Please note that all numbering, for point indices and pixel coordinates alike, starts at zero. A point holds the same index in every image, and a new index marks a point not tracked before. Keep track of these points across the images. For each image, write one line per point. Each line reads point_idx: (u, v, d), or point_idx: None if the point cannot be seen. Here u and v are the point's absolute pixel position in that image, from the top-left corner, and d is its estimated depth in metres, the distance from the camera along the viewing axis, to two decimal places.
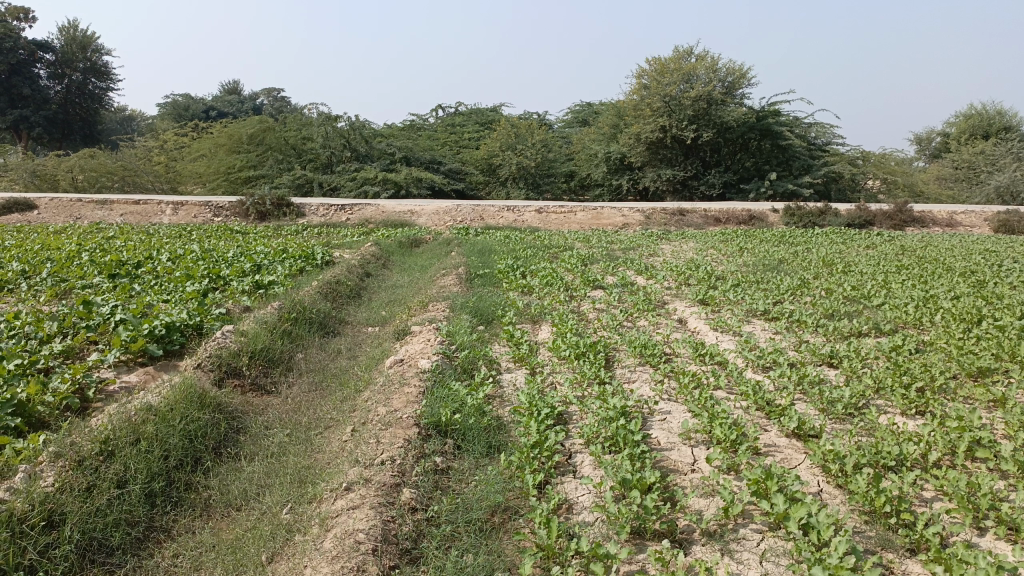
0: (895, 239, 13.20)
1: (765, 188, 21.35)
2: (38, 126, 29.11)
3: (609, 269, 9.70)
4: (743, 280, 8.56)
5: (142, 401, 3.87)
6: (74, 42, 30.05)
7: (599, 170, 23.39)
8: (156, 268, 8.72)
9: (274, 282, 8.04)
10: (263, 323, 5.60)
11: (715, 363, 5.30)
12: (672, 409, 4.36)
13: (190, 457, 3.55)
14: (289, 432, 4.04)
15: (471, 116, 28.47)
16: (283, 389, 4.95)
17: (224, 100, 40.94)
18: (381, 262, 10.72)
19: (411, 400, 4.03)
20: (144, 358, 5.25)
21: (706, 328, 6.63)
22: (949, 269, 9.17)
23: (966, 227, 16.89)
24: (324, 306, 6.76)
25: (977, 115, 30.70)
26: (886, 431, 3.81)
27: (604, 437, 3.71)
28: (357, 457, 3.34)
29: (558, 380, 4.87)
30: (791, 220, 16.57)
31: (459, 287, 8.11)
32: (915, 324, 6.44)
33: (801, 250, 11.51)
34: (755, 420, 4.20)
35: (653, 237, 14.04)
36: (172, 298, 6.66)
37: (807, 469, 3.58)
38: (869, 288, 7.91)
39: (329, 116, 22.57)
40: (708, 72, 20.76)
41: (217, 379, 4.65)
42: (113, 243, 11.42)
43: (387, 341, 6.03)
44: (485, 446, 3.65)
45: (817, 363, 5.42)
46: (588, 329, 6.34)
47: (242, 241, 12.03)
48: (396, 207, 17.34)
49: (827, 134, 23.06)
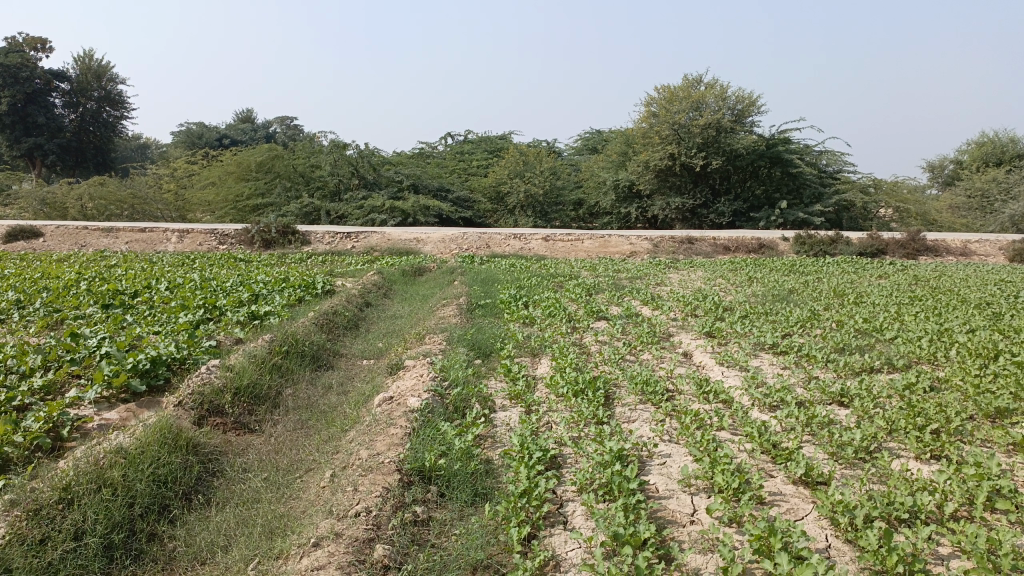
0: (908, 268, 12.95)
1: (776, 216, 21.09)
2: (51, 153, 29.39)
3: (614, 299, 9.51)
4: (750, 310, 8.34)
5: (113, 442, 3.68)
6: (89, 72, 30.33)
7: (607, 198, 23.24)
8: (152, 298, 8.59)
9: (271, 313, 7.88)
10: (252, 357, 5.42)
11: (720, 402, 5.04)
12: (672, 452, 4.12)
13: (158, 505, 3.37)
14: (267, 475, 3.85)
15: (480, 143, 28.48)
16: (267, 426, 4.75)
17: (237, 128, 41.17)
18: (382, 291, 10.58)
19: (395, 443, 3.82)
20: (126, 394, 5.09)
21: (712, 362, 6.40)
22: (965, 301, 8.91)
23: (981, 255, 16.61)
24: (318, 339, 6.57)
25: (989, 143, 30.51)
26: (899, 479, 3.57)
27: (598, 483, 3.50)
28: (332, 508, 3.14)
29: (554, 419, 4.65)
30: (802, 248, 16.32)
31: (459, 319, 7.92)
32: (929, 359, 6.19)
33: (812, 280, 11.28)
34: (760, 464, 3.96)
35: (661, 265, 13.84)
36: (163, 330, 6.49)
37: (814, 521, 3.34)
38: (881, 320, 7.67)
39: (338, 144, 22.58)
40: (717, 100, 20.68)
41: (197, 418, 4.46)
42: (114, 271, 11.34)
43: (380, 375, 5.82)
44: (470, 494, 3.45)
45: (826, 402, 5.17)
46: (589, 364, 6.11)
47: (244, 269, 11.92)
48: (403, 235, 17.27)
49: (838, 162, 22.86)
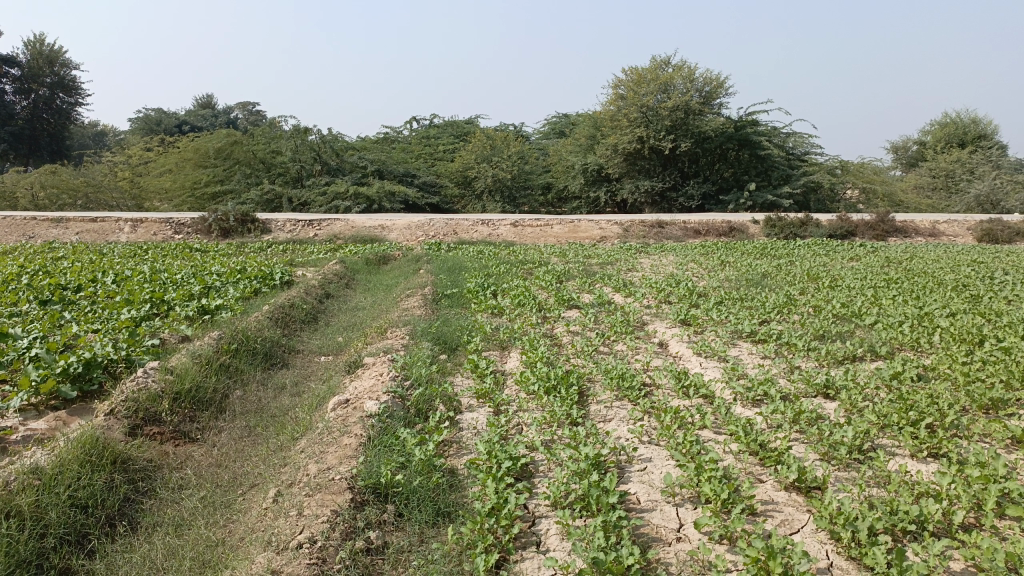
0: (878, 250, 12.81)
1: (745, 198, 20.98)
2: (2, 141, 28.29)
3: (585, 286, 9.17)
4: (726, 296, 8.05)
5: (28, 461, 3.27)
6: (40, 57, 29.18)
7: (576, 182, 22.94)
8: (96, 293, 8.05)
9: (222, 307, 7.43)
10: (196, 356, 4.99)
11: (700, 397, 4.72)
12: (653, 456, 3.80)
13: (74, 535, 2.97)
14: (205, 494, 3.47)
15: (446, 127, 27.87)
16: (210, 435, 4.34)
17: (195, 114, 39.89)
18: (343, 281, 10.14)
19: (348, 455, 3.45)
20: (57, 401, 4.65)
21: (689, 353, 6.09)
22: (940, 283, 8.71)
23: (949, 236, 16.59)
24: (271, 335, 6.13)
25: (952, 124, 30.77)
26: (899, 483, 3.29)
27: (575, 496, 3.15)
28: (270, 537, 2.80)
29: (524, 421, 4.27)
30: (773, 231, 16.16)
31: (423, 310, 7.51)
32: (912, 346, 5.95)
33: (784, 263, 11.04)
34: (748, 468, 3.64)
35: (631, 250, 13.53)
36: (102, 328, 6.01)
37: (812, 535, 3.04)
38: (859, 304, 7.45)
39: (300, 128, 21.87)
40: (685, 81, 20.38)
41: (130, 428, 4.03)
42: (59, 263, 10.73)
43: (336, 375, 5.42)
44: (432, 513, 3.09)
45: (811, 395, 4.86)
46: (560, 357, 5.75)
47: (198, 260, 11.35)
48: (367, 222, 16.78)
49: (805, 144, 22.67)
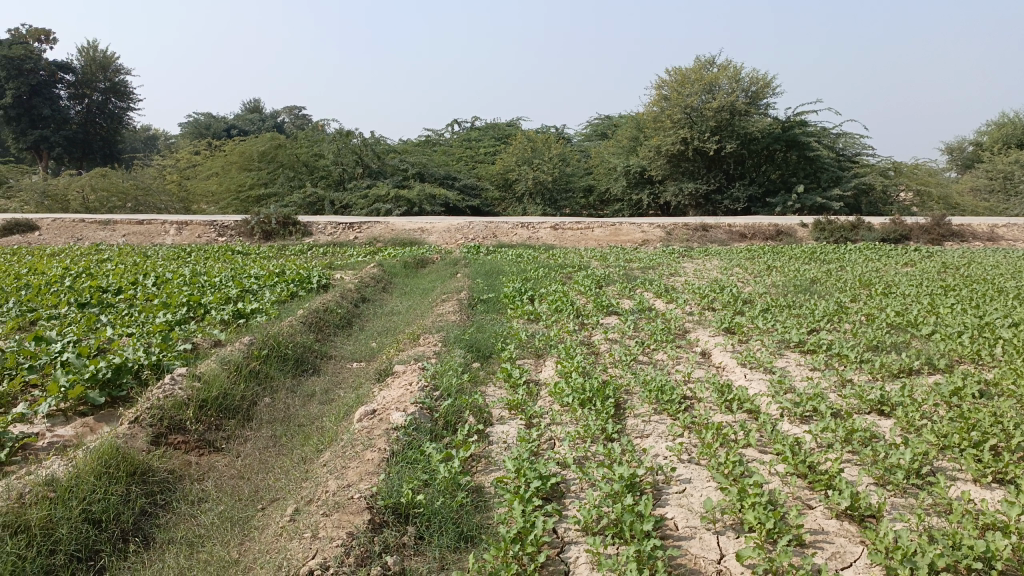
0: (934, 255, 12.27)
1: (792, 201, 20.44)
2: (58, 145, 29.04)
3: (625, 291, 8.94)
4: (772, 303, 7.73)
5: (45, 470, 3.19)
6: (94, 63, 29.90)
7: (618, 184, 22.64)
8: (136, 295, 8.10)
9: (258, 310, 7.39)
10: (226, 362, 4.91)
11: (744, 412, 4.47)
12: (693, 476, 3.57)
13: (85, 551, 2.88)
14: (224, 508, 3.36)
15: (488, 129, 27.79)
16: (235, 445, 4.24)
17: (244, 118, 40.63)
18: (380, 284, 10.06)
19: (369, 472, 3.29)
20: (85, 407, 4.60)
21: (733, 364, 5.83)
22: (1001, 291, 8.25)
23: (1009, 240, 15.90)
24: (303, 340, 6.03)
25: (1011, 124, 29.63)
26: (963, 513, 3.01)
27: (605, 521, 2.95)
28: (282, 561, 2.67)
29: (557, 436, 4.07)
30: (822, 234, 15.69)
31: (458, 316, 7.36)
32: (972, 358, 5.59)
33: (833, 269, 10.64)
34: (796, 492, 3.40)
35: (674, 254, 13.23)
36: (136, 332, 5.98)
37: (866, 570, 2.80)
38: (915, 313, 7.07)
39: (342, 132, 21.97)
40: (731, 81, 19.93)
41: (153, 436, 3.94)
42: (103, 266, 10.87)
43: (367, 383, 5.29)
44: (455, 536, 2.93)
45: (864, 411, 4.56)
46: (597, 366, 5.53)
47: (238, 263, 11.39)
48: (407, 224, 16.76)
49: (856, 145, 21.98)
